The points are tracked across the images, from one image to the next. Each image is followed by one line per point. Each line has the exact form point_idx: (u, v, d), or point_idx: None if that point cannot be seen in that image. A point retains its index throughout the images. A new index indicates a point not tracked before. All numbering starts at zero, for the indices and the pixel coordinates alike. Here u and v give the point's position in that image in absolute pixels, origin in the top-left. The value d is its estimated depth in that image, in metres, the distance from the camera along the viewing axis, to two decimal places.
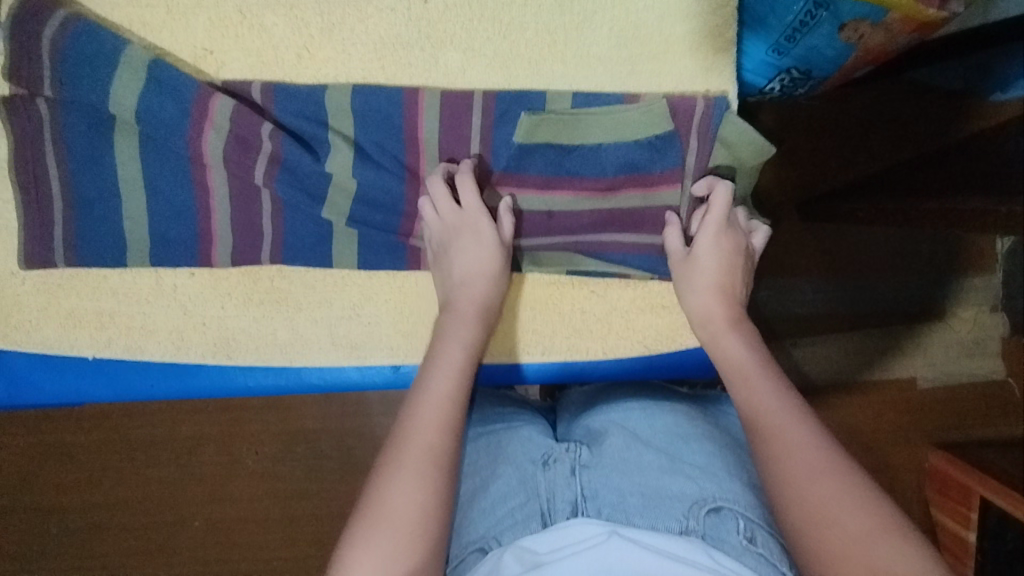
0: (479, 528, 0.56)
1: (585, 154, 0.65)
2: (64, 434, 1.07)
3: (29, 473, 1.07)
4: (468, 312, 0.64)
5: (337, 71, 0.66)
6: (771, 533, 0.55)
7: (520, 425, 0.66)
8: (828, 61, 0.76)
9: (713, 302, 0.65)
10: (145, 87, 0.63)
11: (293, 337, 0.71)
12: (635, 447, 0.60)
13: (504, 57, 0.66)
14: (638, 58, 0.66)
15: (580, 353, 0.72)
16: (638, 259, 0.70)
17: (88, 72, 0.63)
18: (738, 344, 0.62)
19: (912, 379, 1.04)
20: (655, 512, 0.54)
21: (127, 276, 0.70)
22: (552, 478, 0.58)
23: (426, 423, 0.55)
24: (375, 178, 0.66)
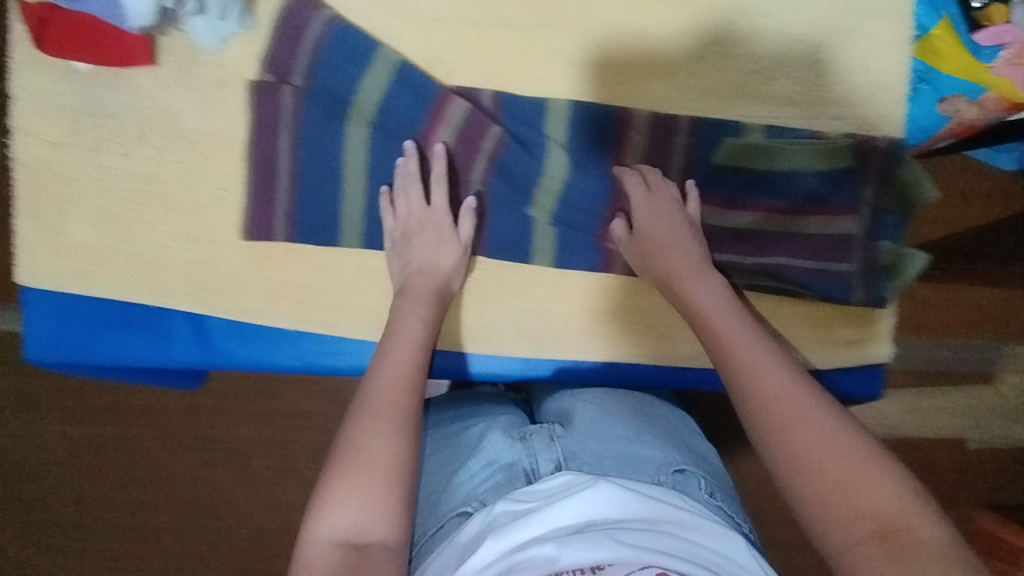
0: (459, 495, 0.60)
1: (773, 179, 0.72)
2: (102, 430, 0.93)
3: (45, 459, 0.93)
4: (426, 289, 0.69)
5: (555, 87, 0.73)
6: (729, 494, 0.62)
7: (499, 416, 0.69)
8: (921, 132, 0.80)
9: (666, 261, 0.69)
10: (393, 86, 0.70)
11: (482, 326, 0.74)
12: (605, 419, 0.66)
13: (705, 88, 0.73)
14: (823, 100, 0.73)
15: (749, 363, 0.76)
16: (815, 284, 0.73)
17: (341, 67, 0.70)
18: (708, 294, 0.66)
19: (966, 442, 0.99)
20: (631, 469, 0.59)
21: (334, 255, 0.74)
22: (530, 446, 0.63)
23: (388, 391, 0.59)
24: (582, 182, 0.72)
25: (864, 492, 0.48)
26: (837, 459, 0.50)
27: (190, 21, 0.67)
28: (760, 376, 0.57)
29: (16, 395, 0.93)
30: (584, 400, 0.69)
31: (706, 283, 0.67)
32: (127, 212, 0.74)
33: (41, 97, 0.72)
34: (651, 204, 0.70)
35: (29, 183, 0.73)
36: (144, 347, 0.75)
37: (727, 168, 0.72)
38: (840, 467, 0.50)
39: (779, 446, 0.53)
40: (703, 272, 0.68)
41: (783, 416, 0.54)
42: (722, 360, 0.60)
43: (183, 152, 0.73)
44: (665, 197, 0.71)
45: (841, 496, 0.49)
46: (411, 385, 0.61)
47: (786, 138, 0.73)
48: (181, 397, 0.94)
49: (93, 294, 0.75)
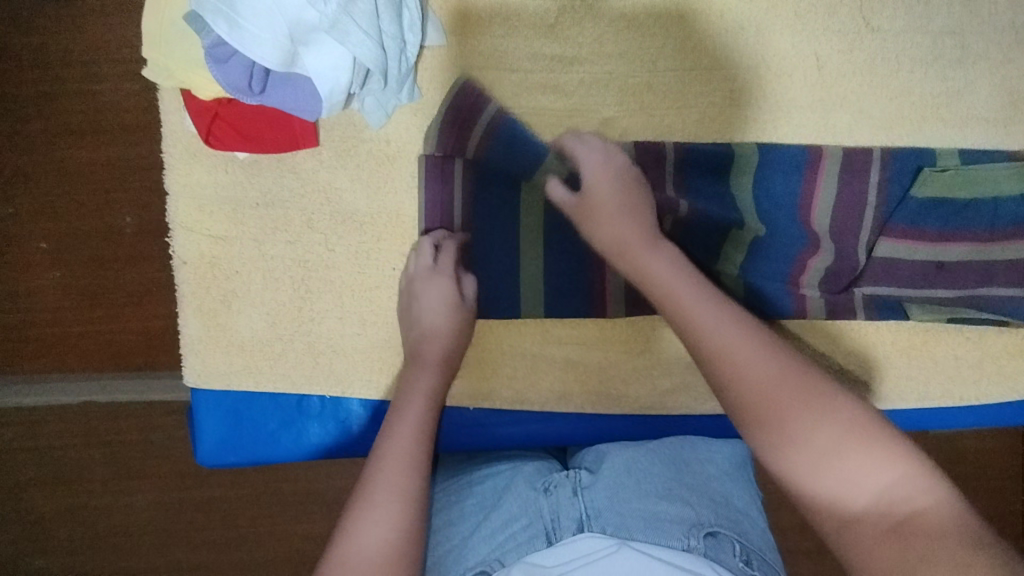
0: (478, 553, 0.57)
1: (980, 208, 0.68)
2: (236, 496, 0.95)
3: (183, 532, 0.95)
4: (435, 346, 0.66)
5: (735, 132, 0.70)
6: (766, 561, 0.57)
7: (525, 464, 0.66)
8: None
9: (612, 241, 0.65)
10: (563, 146, 0.69)
11: (674, 386, 0.72)
12: (634, 470, 0.62)
13: (890, 118, 0.70)
14: (1012, 120, 0.70)
15: (953, 399, 0.72)
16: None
17: (511, 135, 0.69)
18: (664, 264, 0.62)
19: None
20: (658, 531, 0.54)
21: (514, 326, 0.71)
22: (555, 501, 0.59)
23: (392, 475, 0.56)
24: (773, 227, 0.69)
25: (849, 463, 0.49)
26: (810, 428, 0.51)
27: (360, 100, 0.65)
28: (727, 350, 0.56)
29: (158, 474, 0.94)
30: (616, 448, 0.67)
31: (659, 253, 0.63)
32: (298, 303, 0.70)
33: (202, 190, 0.69)
34: (589, 178, 0.66)
35: (194, 280, 0.70)
36: (325, 441, 0.71)
37: (927, 201, 0.69)
38: (820, 435, 0.51)
39: (756, 423, 0.53)
40: (659, 244, 0.64)
41: (753, 380, 0.54)
42: (695, 332, 0.58)
43: (351, 235, 0.70)
44: (611, 159, 0.66)
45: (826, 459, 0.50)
46: (413, 465, 0.57)
47: (985, 163, 0.70)
48: (313, 467, 0.95)
49: (267, 390, 0.71)
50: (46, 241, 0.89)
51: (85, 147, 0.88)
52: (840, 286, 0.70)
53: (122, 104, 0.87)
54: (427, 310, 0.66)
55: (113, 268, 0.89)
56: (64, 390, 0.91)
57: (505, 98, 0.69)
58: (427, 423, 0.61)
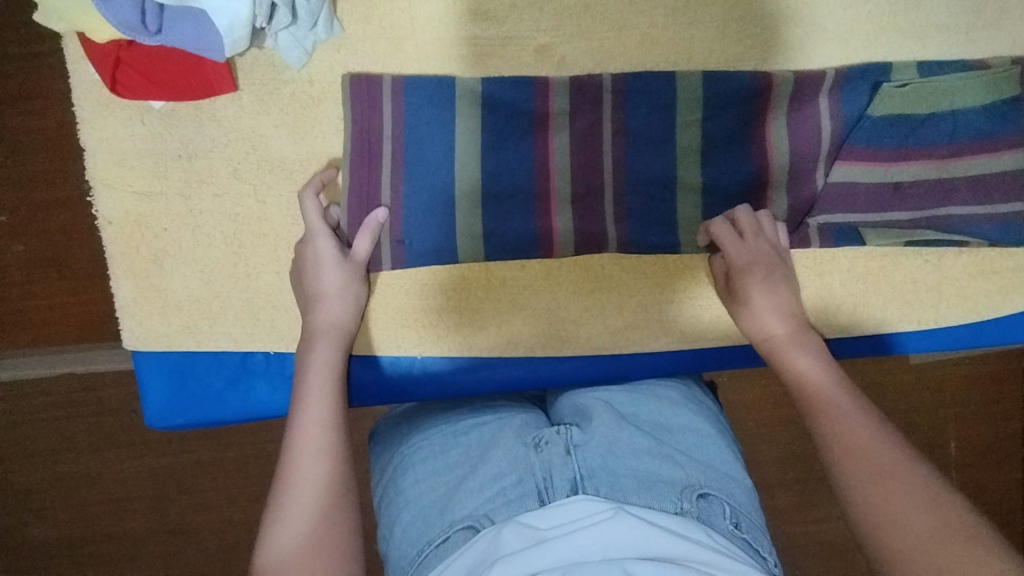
0: (466, 506, 0.55)
1: (937, 123, 0.65)
2: (209, 455, 0.94)
3: (159, 494, 0.95)
4: (331, 326, 0.64)
5: (680, 54, 0.66)
6: (753, 520, 0.57)
7: (510, 417, 0.64)
8: None
9: (757, 334, 0.64)
10: (484, 81, 0.65)
11: (625, 325, 0.70)
12: (626, 428, 0.60)
13: (843, 31, 0.66)
14: (976, 25, 0.66)
15: (912, 324, 0.71)
16: (982, 233, 0.67)
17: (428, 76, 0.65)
18: (806, 359, 0.61)
19: None
20: (650, 493, 0.54)
21: (459, 272, 0.69)
22: (546, 458, 0.56)
23: (313, 469, 0.55)
24: (721, 157, 0.66)
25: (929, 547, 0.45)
26: (912, 513, 0.47)
27: (274, 38, 0.62)
28: (848, 431, 0.54)
29: (126, 441, 0.93)
30: (604, 404, 0.64)
31: (804, 356, 0.62)
32: (233, 258, 0.68)
33: (119, 144, 0.65)
34: (748, 256, 0.64)
35: (122, 240, 0.67)
36: (274, 399, 0.70)
37: (883, 118, 0.65)
38: (915, 522, 0.46)
39: (861, 506, 0.50)
40: (804, 343, 0.63)
41: (874, 467, 0.51)
42: (820, 416, 0.57)
43: (282, 184, 0.67)
44: (768, 249, 0.65)
45: (921, 550, 0.45)
46: (328, 453, 0.57)
47: (945, 75, 0.65)
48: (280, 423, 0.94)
49: (209, 349, 0.69)
50: (3, 213, 0.85)
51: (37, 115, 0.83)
52: (794, 216, 0.67)
53: (33, 58, 0.82)
54: (324, 284, 0.64)
55: (61, 237, 0.86)
56: (20, 361, 0.90)
57: (432, 28, 0.65)
58: (336, 407, 0.60)
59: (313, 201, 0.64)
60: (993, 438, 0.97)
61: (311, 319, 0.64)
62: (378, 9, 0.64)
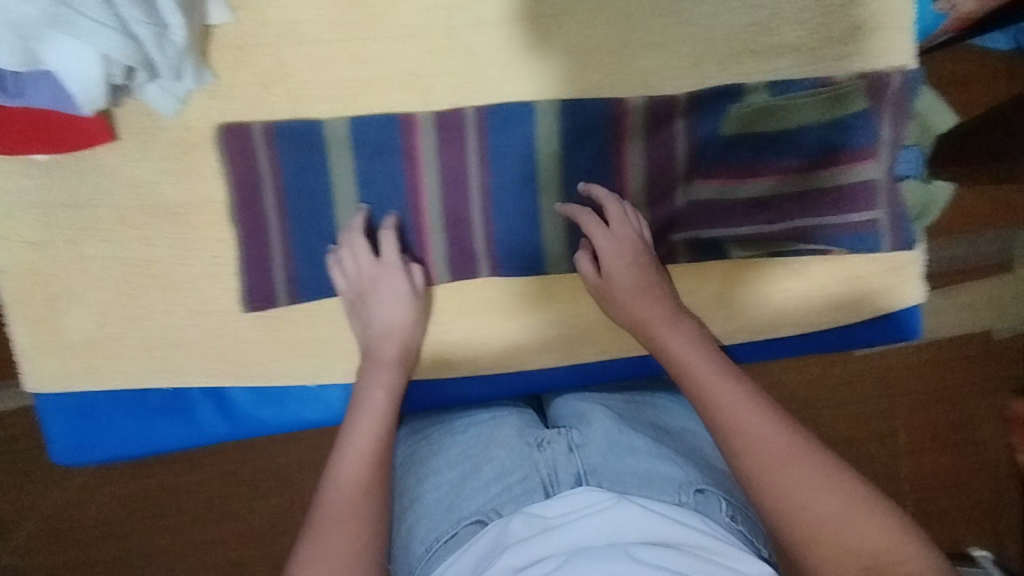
0: (474, 503, 0.59)
1: (787, 141, 0.68)
2: (153, 485, 0.86)
3: (103, 531, 0.86)
4: (389, 354, 0.67)
5: (540, 85, 0.68)
6: (743, 513, 0.59)
7: (510, 417, 0.68)
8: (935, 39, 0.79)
9: (631, 316, 0.67)
10: (352, 121, 0.67)
11: (507, 345, 0.73)
12: (628, 429, 0.63)
13: (697, 55, 0.69)
14: (824, 44, 0.69)
15: (784, 330, 0.73)
16: (838, 240, 0.71)
17: (296, 124, 0.67)
18: (680, 338, 0.64)
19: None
20: (651, 486, 0.57)
21: (344, 303, 0.72)
22: (550, 456, 0.60)
23: (366, 442, 0.60)
24: (584, 185, 0.70)
25: (805, 500, 0.49)
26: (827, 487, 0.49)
27: (142, 90, 0.63)
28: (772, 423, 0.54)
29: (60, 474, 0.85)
30: (594, 407, 0.68)
31: (679, 332, 0.64)
32: (126, 299, 0.70)
33: (6, 196, 0.68)
34: (611, 243, 0.67)
35: (17, 287, 0.70)
36: (175, 430, 0.73)
37: (734, 139, 0.68)
38: (781, 485, 0.50)
39: (746, 467, 0.52)
40: (679, 323, 0.65)
41: (748, 436, 0.53)
42: (693, 388, 0.59)
43: (167, 227, 0.69)
44: (626, 233, 0.67)
45: (811, 522, 0.48)
46: (374, 463, 0.59)
47: (794, 93, 0.68)
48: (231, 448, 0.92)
49: (109, 388, 0.72)
50: None
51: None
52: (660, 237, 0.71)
53: None
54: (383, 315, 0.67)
55: None
56: None
57: (301, 70, 0.68)
58: (392, 398, 0.64)
59: (244, 134, 0.67)
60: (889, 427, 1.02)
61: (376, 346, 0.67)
62: (248, 56, 0.67)
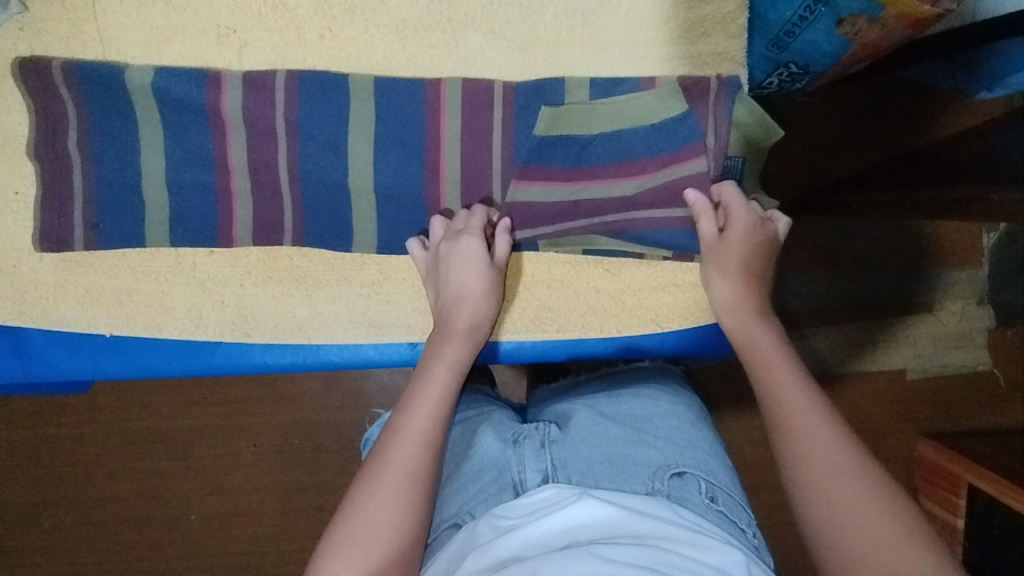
0: (453, 507, 0.62)
1: (607, 139, 0.67)
2: (67, 431, 1.04)
3: (22, 465, 1.04)
4: (460, 326, 0.65)
5: (359, 53, 0.67)
6: (730, 494, 0.63)
7: (492, 414, 0.72)
8: (826, 56, 0.78)
9: (736, 314, 0.66)
10: (158, 72, 0.66)
11: (313, 316, 0.72)
12: (602, 422, 0.68)
13: (522, 39, 0.68)
14: (655, 41, 0.68)
15: (594, 331, 0.72)
16: (656, 242, 0.70)
17: (99, 68, 0.66)
18: (765, 334, 0.64)
19: (902, 370, 1.11)
20: (623, 476, 0.60)
21: (146, 255, 0.71)
22: (521, 453, 0.64)
23: (420, 428, 0.58)
24: (397, 161, 0.68)
25: (858, 519, 0.50)
26: (857, 495, 0.51)
27: None
28: (812, 431, 0.55)
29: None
30: (583, 407, 0.71)
31: (773, 331, 0.64)
32: None
33: None
34: (453, 248, 0.66)
35: None
36: None
37: (555, 137, 0.67)
38: (833, 500, 0.51)
39: (809, 480, 0.53)
40: (769, 320, 0.66)
41: (814, 449, 0.54)
42: (769, 392, 0.59)
43: None
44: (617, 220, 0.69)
45: (865, 535, 0.49)
46: (425, 443, 0.57)
47: (614, 94, 0.67)
48: (126, 406, 1.05)
49: None
50: None
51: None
52: None
53: None
54: (467, 283, 0.66)
55: None
56: None
57: (115, 13, 0.66)
58: (451, 377, 0.62)
59: (44, 75, 0.65)
60: (736, 445, 1.04)
61: (452, 314, 0.66)
62: None
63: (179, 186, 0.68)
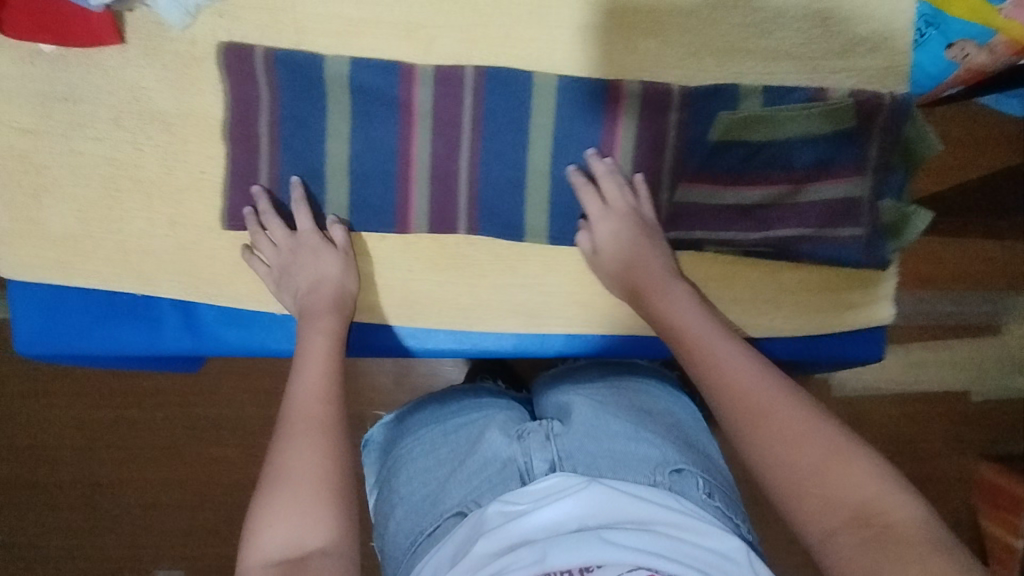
0: (455, 496, 0.60)
1: (778, 150, 0.69)
2: (128, 411, 0.99)
3: (83, 446, 0.99)
4: (326, 301, 0.67)
5: (542, 54, 0.70)
6: (722, 492, 0.61)
7: (496, 414, 0.69)
8: (928, 80, 0.78)
9: (638, 283, 0.68)
10: (354, 62, 0.69)
11: (474, 304, 0.74)
12: (606, 416, 0.64)
13: (698, 46, 0.70)
14: (827, 53, 0.70)
15: (748, 331, 0.75)
16: (824, 256, 0.72)
17: (297, 56, 0.68)
18: (692, 305, 0.65)
19: (967, 393, 1.08)
20: (625, 467, 0.58)
21: (320, 238, 0.73)
22: (526, 445, 0.61)
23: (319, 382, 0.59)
24: (573, 157, 0.71)
25: (775, 447, 0.51)
26: (797, 447, 0.50)
27: None
28: (735, 371, 0.56)
29: (63, 387, 0.98)
30: (582, 397, 0.69)
31: (672, 294, 0.66)
32: (109, 200, 0.72)
33: (8, 83, 0.69)
34: (608, 220, 0.69)
35: (7, 174, 0.71)
36: (138, 338, 0.74)
37: (730, 144, 0.69)
38: (778, 420, 0.52)
39: (756, 446, 0.52)
40: (672, 286, 0.67)
41: (754, 410, 0.53)
42: (706, 362, 0.59)
43: (160, 135, 0.71)
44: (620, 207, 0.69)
45: (816, 485, 0.48)
46: (328, 400, 0.58)
47: (785, 103, 0.69)
48: (198, 387, 0.99)
49: (78, 285, 0.73)
50: None
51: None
52: (647, 238, 0.72)
53: None
54: (320, 267, 0.68)
55: None
56: None
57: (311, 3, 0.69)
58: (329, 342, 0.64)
59: (246, 60, 0.68)
60: None
61: (315, 296, 0.67)
62: None
63: (364, 174, 0.71)
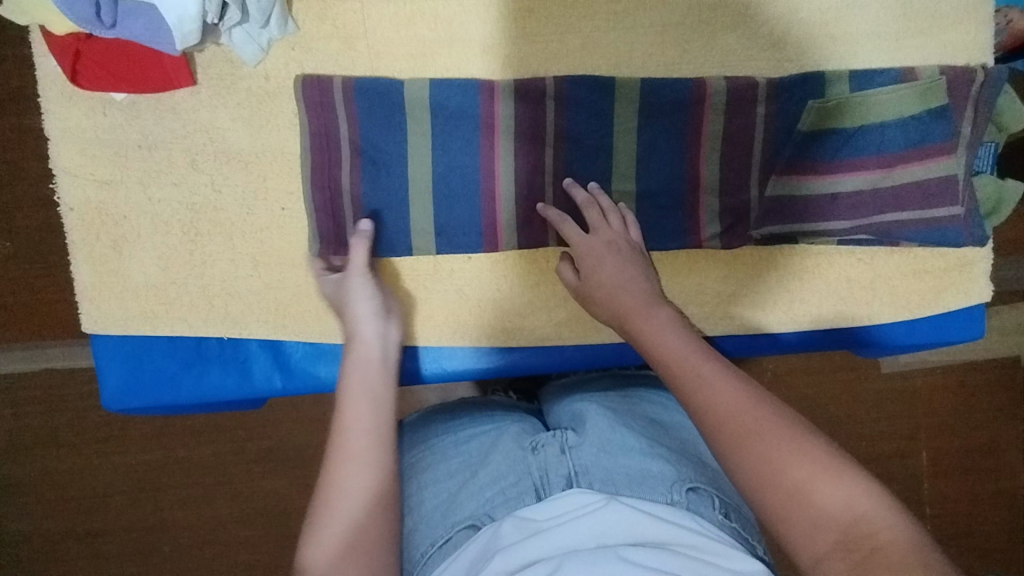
0: (467, 508, 0.58)
1: (868, 135, 0.68)
2: (185, 451, 0.97)
3: (143, 491, 0.97)
4: (360, 285, 0.66)
5: (621, 60, 0.69)
6: (740, 516, 0.59)
7: (510, 426, 0.67)
8: None
9: (612, 303, 0.64)
10: (434, 84, 0.68)
11: (566, 318, 0.73)
12: (618, 429, 0.63)
13: (778, 37, 0.69)
14: (907, 33, 0.69)
15: (845, 321, 0.74)
16: (920, 241, 0.70)
17: (375, 84, 0.67)
18: (659, 317, 0.61)
19: (1019, 359, 1.05)
20: (643, 487, 0.56)
21: (407, 265, 0.71)
22: (543, 459, 0.60)
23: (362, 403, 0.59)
24: (660, 160, 0.70)
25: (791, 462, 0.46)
26: (784, 461, 0.46)
27: (228, 34, 0.65)
28: (718, 396, 0.51)
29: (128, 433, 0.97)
30: (598, 409, 0.67)
31: (655, 318, 0.61)
32: (189, 246, 0.70)
33: (83, 134, 0.68)
34: (589, 244, 0.66)
35: (84, 226, 0.69)
36: (227, 384, 0.72)
37: (821, 133, 0.68)
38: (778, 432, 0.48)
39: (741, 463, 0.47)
40: (652, 311, 0.62)
41: (740, 430, 0.49)
42: (685, 385, 0.54)
43: (238, 175, 0.69)
44: (608, 234, 0.67)
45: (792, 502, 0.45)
46: (378, 426, 0.58)
47: (875, 86, 0.68)
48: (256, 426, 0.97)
49: (165, 334, 0.71)
50: None
51: (30, 114, 0.90)
52: (739, 237, 0.71)
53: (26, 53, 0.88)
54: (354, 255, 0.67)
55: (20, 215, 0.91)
56: (36, 355, 0.94)
57: (385, 29, 0.68)
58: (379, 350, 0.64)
59: (324, 91, 0.67)
60: (910, 435, 1.04)
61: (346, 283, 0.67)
62: (331, 10, 0.67)
63: (448, 197, 0.70)
